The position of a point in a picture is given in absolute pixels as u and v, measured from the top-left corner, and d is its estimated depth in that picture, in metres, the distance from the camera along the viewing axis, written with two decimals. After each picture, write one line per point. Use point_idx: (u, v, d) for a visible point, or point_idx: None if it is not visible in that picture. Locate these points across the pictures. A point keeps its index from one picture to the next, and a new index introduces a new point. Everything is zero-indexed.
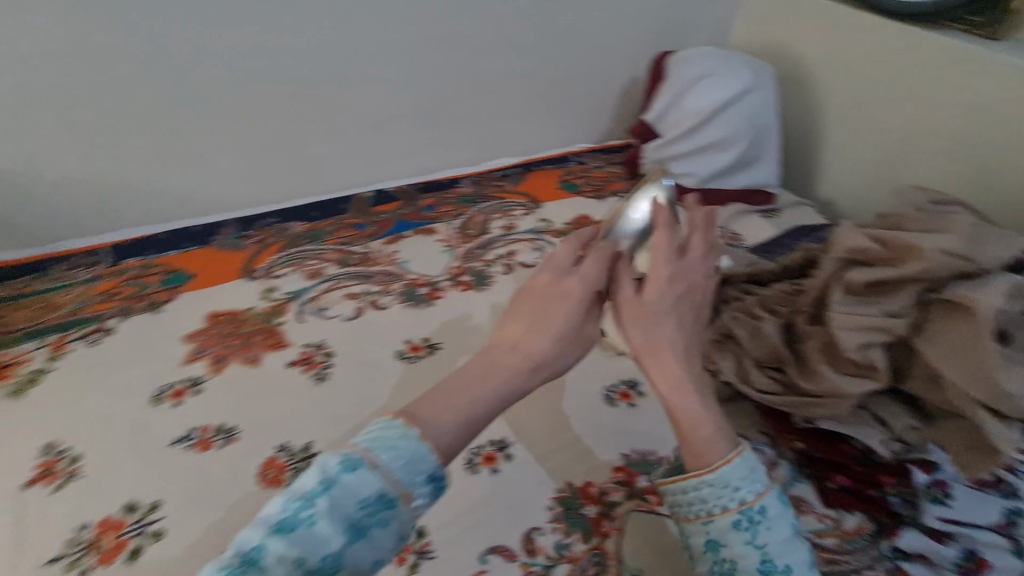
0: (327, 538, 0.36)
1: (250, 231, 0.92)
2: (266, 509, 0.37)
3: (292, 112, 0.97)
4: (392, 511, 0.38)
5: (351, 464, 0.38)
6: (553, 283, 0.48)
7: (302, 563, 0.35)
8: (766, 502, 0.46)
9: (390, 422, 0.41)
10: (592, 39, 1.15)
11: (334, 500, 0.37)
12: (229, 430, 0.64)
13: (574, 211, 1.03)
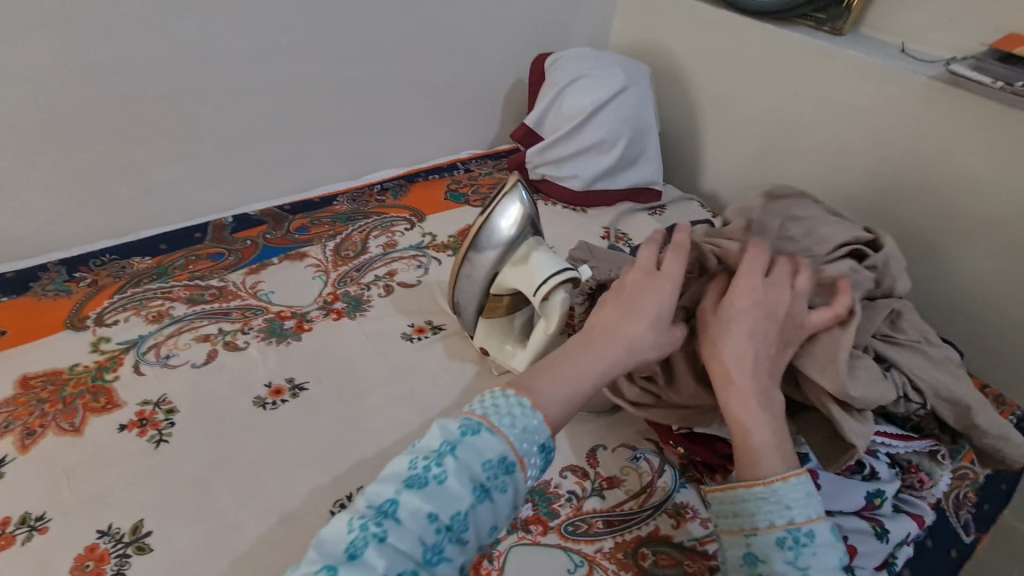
0: (458, 494, 0.40)
1: (80, 272, 0.80)
2: (400, 466, 0.42)
3: (125, 133, 0.85)
4: (511, 473, 0.42)
5: (472, 427, 0.43)
6: (644, 281, 0.52)
7: (437, 518, 0.39)
8: (815, 527, 0.45)
9: (505, 393, 0.45)
10: (467, 42, 1.10)
11: (462, 459, 0.41)
12: (37, 519, 0.54)
13: (460, 222, 0.99)
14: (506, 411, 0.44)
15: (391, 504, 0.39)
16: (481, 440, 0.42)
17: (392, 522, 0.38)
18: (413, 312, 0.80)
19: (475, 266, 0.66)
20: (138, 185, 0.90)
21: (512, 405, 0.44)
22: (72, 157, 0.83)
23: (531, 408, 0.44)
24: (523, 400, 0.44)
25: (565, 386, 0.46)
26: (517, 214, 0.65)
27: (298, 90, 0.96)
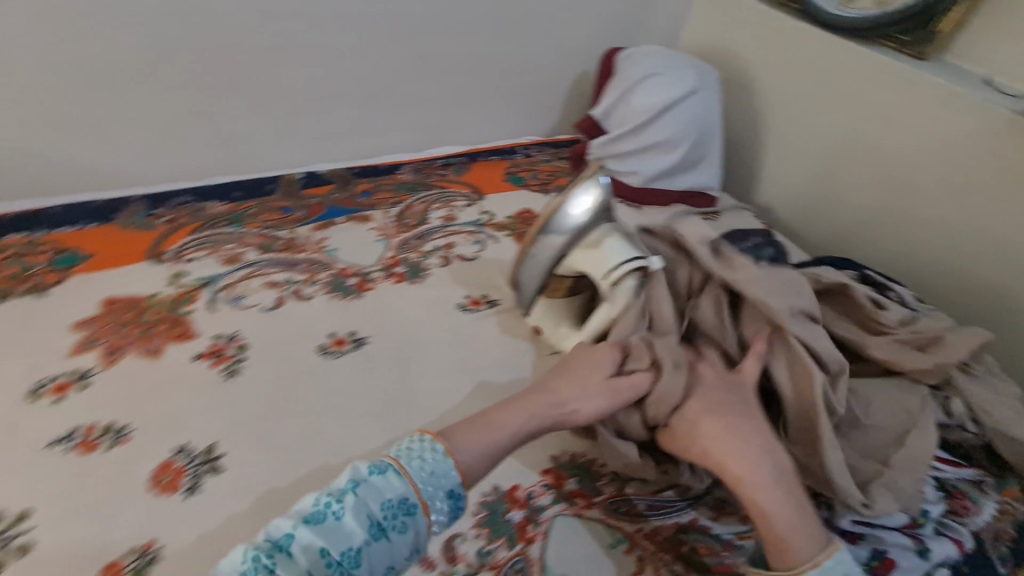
0: (354, 530, 0.44)
1: (160, 209, 0.83)
2: (303, 505, 0.46)
3: (215, 81, 0.89)
4: (411, 514, 0.46)
5: (380, 467, 0.47)
6: (591, 353, 0.60)
7: (327, 552, 0.43)
8: None
9: (421, 438, 0.50)
10: (540, 28, 1.11)
11: (363, 497, 0.45)
12: (120, 429, 0.57)
13: (517, 205, 1.01)
14: (418, 455, 0.49)
15: (287, 538, 0.43)
16: (387, 480, 0.47)
17: (284, 553, 0.42)
18: (470, 285, 0.82)
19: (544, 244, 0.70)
20: (216, 134, 0.93)
21: (424, 448, 0.49)
22: (161, 100, 0.87)
23: (444, 454, 0.49)
24: (437, 445, 0.49)
25: (485, 435, 0.52)
26: (591, 199, 0.70)
27: (375, 58, 0.99)
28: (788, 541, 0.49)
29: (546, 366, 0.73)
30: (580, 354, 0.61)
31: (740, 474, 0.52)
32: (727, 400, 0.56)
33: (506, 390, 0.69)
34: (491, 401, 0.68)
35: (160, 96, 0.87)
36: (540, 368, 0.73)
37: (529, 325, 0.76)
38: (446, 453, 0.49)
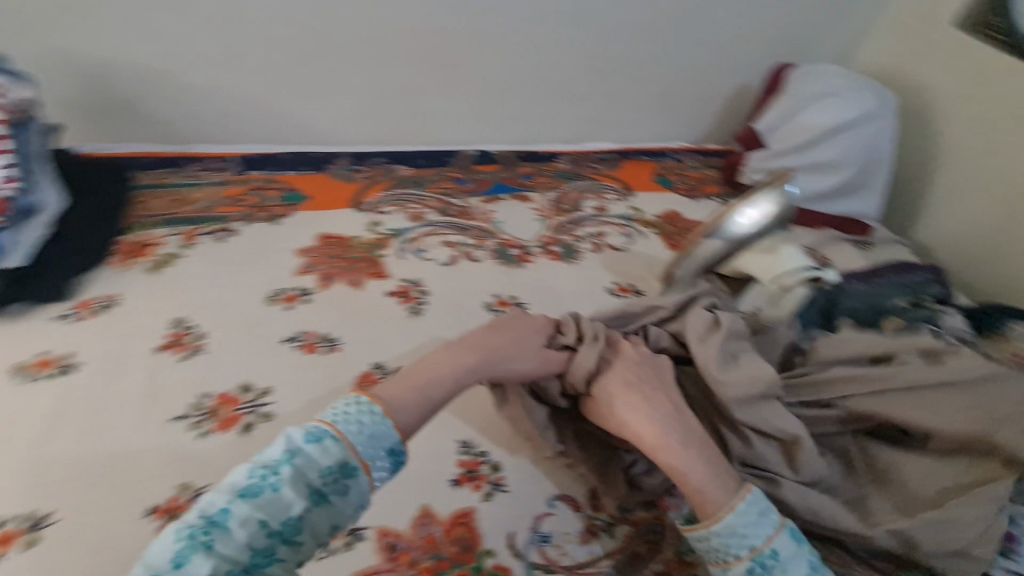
0: (291, 502, 0.41)
1: (360, 166, 0.97)
2: (233, 477, 0.42)
3: (419, 61, 0.98)
4: (353, 477, 0.44)
5: (316, 434, 0.44)
6: (512, 321, 0.60)
7: (265, 525, 0.41)
8: (777, 546, 0.45)
9: (357, 399, 0.47)
10: (715, 37, 1.11)
11: (299, 469, 0.42)
12: (333, 339, 0.69)
13: (665, 206, 1.04)
14: (354, 418, 0.46)
15: (221, 514, 0.40)
16: (324, 449, 0.43)
17: (219, 531, 0.40)
18: (619, 273, 0.88)
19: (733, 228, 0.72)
20: (407, 109, 1.03)
21: (359, 410, 0.46)
22: (369, 72, 0.97)
23: (381, 415, 0.47)
24: (374, 407, 0.47)
25: (416, 387, 0.51)
26: (786, 204, 0.73)
27: (555, 54, 1.05)
28: (696, 499, 0.48)
29: None
30: (513, 322, 0.59)
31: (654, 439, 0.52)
32: (645, 377, 0.56)
33: None
34: None
35: (367, 67, 0.96)
36: None
37: None
38: (383, 412, 0.47)
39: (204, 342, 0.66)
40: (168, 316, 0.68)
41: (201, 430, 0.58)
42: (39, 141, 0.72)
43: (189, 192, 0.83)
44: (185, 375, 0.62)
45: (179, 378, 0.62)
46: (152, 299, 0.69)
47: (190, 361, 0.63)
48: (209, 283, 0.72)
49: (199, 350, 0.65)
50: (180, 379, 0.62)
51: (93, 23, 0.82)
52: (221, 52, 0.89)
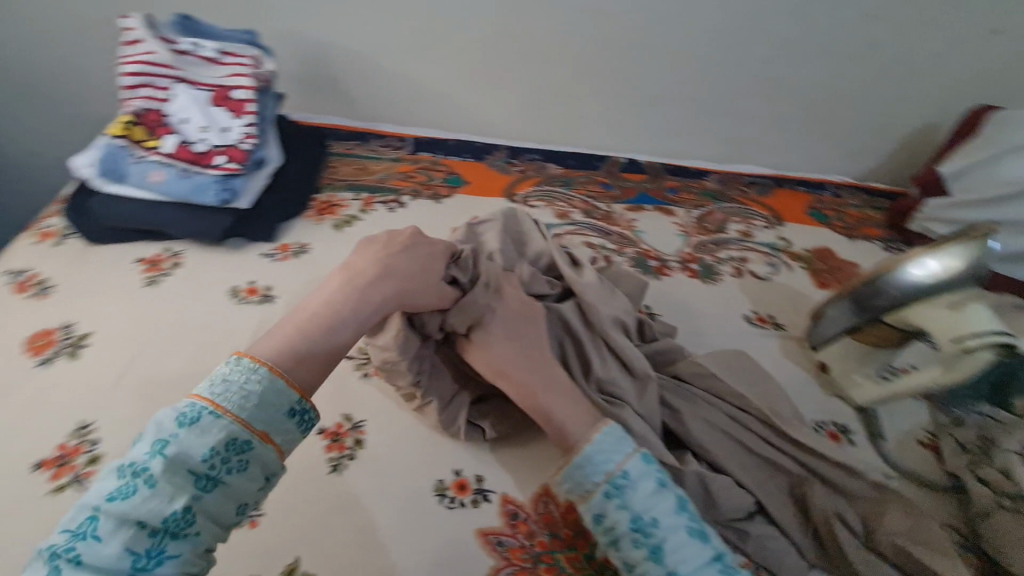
0: (171, 493, 0.39)
1: (516, 159, 1.04)
2: (102, 487, 0.39)
3: (587, 67, 1.01)
4: (248, 451, 0.43)
5: (192, 413, 0.42)
6: (382, 246, 0.58)
7: (145, 524, 0.38)
8: (628, 466, 0.49)
9: (237, 361, 0.46)
10: (913, 71, 1.01)
11: (180, 455, 0.40)
12: None
13: (818, 241, 0.98)
14: (238, 387, 0.44)
15: (90, 524, 0.38)
16: (202, 429, 0.42)
17: (89, 541, 0.37)
18: (759, 302, 0.85)
19: (915, 279, 0.63)
20: (565, 111, 1.08)
21: (236, 373, 0.45)
22: (536, 73, 1.02)
23: (269, 376, 0.45)
24: (259, 369, 0.45)
25: (317, 339, 0.49)
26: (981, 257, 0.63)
27: (724, 73, 1.02)
28: (570, 432, 0.53)
29: (825, 405, 0.72)
30: (371, 246, 0.58)
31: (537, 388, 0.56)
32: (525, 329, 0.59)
33: None
34: None
35: (536, 68, 1.01)
36: (817, 403, 0.72)
37: (815, 359, 0.76)
38: (271, 374, 0.46)
39: None
40: None
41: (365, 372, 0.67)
42: (274, 108, 0.86)
43: (372, 164, 0.96)
44: None
45: None
46: (335, 251, 0.79)
47: None
48: None
49: None
50: None
51: (315, 10, 0.94)
52: (414, 43, 0.98)
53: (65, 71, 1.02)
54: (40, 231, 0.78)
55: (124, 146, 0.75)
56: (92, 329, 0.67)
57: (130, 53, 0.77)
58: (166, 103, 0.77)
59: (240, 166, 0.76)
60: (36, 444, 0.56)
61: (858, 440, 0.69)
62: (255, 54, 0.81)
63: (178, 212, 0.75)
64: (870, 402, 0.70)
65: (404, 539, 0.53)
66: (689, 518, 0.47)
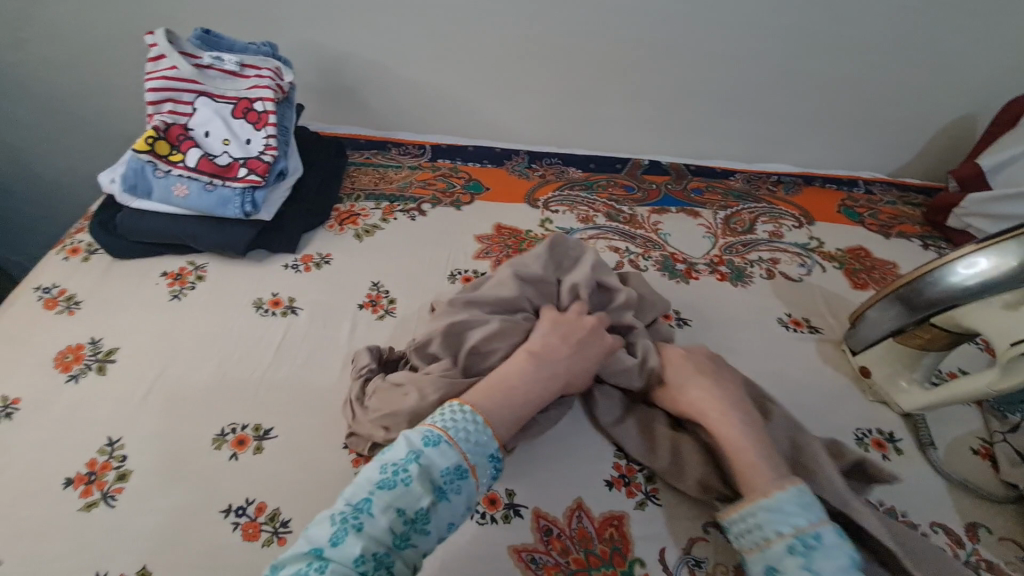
0: (421, 493, 0.44)
1: (536, 164, 1.03)
2: (368, 474, 0.45)
3: (605, 69, 0.99)
4: (466, 480, 0.46)
5: (433, 437, 0.47)
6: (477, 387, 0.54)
7: (403, 512, 0.43)
8: (821, 530, 0.45)
9: (460, 407, 0.50)
10: (949, 62, 0.97)
11: (427, 465, 0.45)
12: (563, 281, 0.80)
13: (852, 239, 0.94)
14: (464, 426, 0.48)
15: (364, 502, 0.43)
16: (443, 451, 0.46)
17: (365, 514, 0.42)
18: (792, 304, 0.82)
19: (963, 279, 0.59)
20: (583, 115, 1.06)
21: (462, 416, 0.49)
22: (555, 76, 1.01)
23: (485, 423, 0.49)
24: (478, 416, 0.49)
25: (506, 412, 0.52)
26: None
27: (750, 70, 0.99)
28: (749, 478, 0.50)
29: (868, 410, 0.69)
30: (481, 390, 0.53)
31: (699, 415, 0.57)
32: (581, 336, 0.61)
33: (821, 416, 0.68)
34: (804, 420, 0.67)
35: (556, 71, 1.00)
36: (860, 410, 0.69)
37: (857, 363, 0.73)
38: (485, 423, 0.49)
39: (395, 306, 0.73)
40: (368, 279, 0.77)
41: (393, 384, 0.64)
42: (295, 119, 0.86)
43: (392, 173, 0.96)
44: (380, 332, 0.70)
45: (375, 333, 0.70)
46: (357, 260, 0.79)
47: (384, 321, 0.71)
48: (401, 253, 0.81)
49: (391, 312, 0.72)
50: (375, 333, 0.70)
51: (333, 20, 0.94)
52: (430, 52, 0.98)
53: (91, 89, 1.03)
54: (68, 247, 0.79)
55: (148, 161, 0.75)
56: (117, 345, 0.67)
57: (153, 69, 0.77)
58: (190, 117, 0.78)
59: (262, 178, 0.75)
60: (65, 462, 0.56)
61: (905, 448, 0.65)
62: (275, 66, 0.81)
63: (203, 225, 0.75)
64: (916, 409, 0.67)
65: (435, 556, 0.51)
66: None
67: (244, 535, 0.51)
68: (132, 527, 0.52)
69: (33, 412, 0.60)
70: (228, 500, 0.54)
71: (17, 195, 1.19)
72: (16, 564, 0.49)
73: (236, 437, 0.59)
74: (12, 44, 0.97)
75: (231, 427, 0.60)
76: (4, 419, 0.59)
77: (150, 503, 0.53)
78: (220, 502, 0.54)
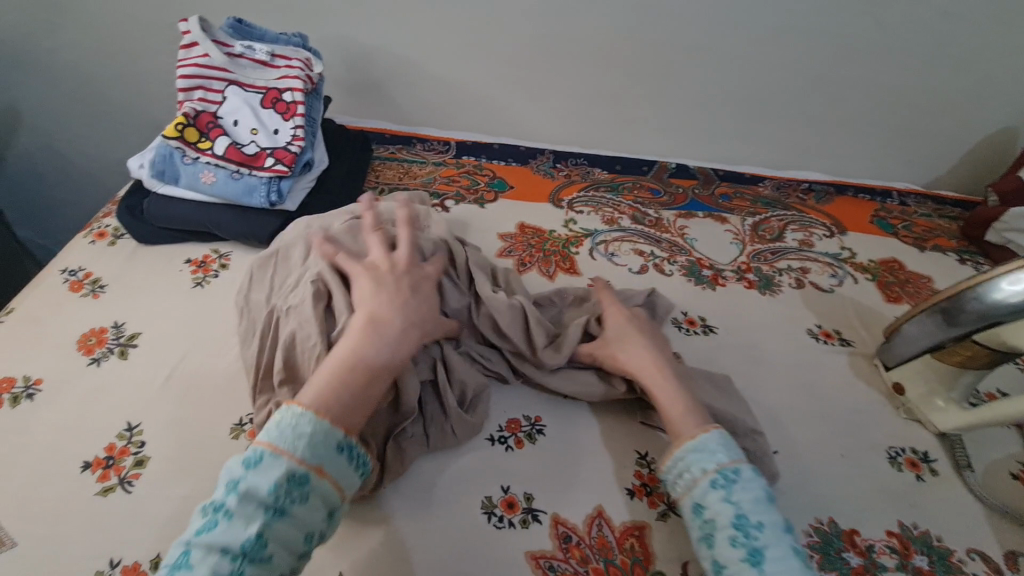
0: (246, 520, 0.40)
1: (561, 164, 1.02)
2: (191, 525, 0.42)
3: (632, 70, 0.98)
4: (306, 484, 0.43)
5: (254, 458, 0.43)
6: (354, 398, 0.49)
7: (228, 550, 0.39)
8: (741, 467, 0.50)
9: (287, 410, 0.46)
10: (991, 72, 0.93)
11: (249, 490, 0.42)
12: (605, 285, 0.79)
13: (884, 250, 0.92)
14: (294, 428, 0.45)
15: (184, 556, 0.40)
16: (264, 468, 0.43)
17: (184, 569, 0.39)
18: (822, 315, 0.79)
19: (1005, 296, 0.57)
20: (608, 116, 1.05)
21: (291, 422, 0.45)
22: (582, 76, 0.99)
23: (316, 418, 0.46)
24: (307, 412, 0.46)
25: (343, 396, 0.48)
26: None
27: (783, 75, 0.97)
28: (679, 426, 0.54)
29: (900, 429, 0.67)
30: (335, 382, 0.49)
31: (629, 358, 0.61)
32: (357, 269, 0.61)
33: (853, 433, 0.65)
34: (834, 435, 0.65)
35: (585, 71, 0.99)
36: (892, 428, 0.66)
37: (890, 380, 0.70)
38: (316, 415, 0.46)
39: None
40: None
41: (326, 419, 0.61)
42: (324, 110, 0.85)
43: (416, 168, 0.96)
44: None
45: None
46: None
47: None
48: None
49: None
50: None
51: (361, 14, 0.94)
52: (457, 49, 0.97)
53: (123, 76, 1.05)
54: (95, 231, 0.79)
55: (177, 147, 0.76)
56: (140, 329, 0.67)
57: (185, 57, 0.78)
58: (220, 106, 0.78)
59: (288, 168, 0.75)
60: (85, 445, 0.56)
61: (941, 469, 0.63)
62: (304, 57, 0.81)
63: (228, 213, 0.75)
64: (952, 429, 0.64)
65: (451, 557, 0.50)
66: (795, 541, 0.46)
67: None
68: (142, 513, 0.51)
69: (54, 395, 0.60)
70: None
71: (47, 179, 1.21)
72: (34, 541, 0.49)
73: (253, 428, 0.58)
74: (47, 30, 0.98)
75: (249, 418, 0.59)
76: (26, 401, 0.59)
77: (168, 490, 0.53)
78: None
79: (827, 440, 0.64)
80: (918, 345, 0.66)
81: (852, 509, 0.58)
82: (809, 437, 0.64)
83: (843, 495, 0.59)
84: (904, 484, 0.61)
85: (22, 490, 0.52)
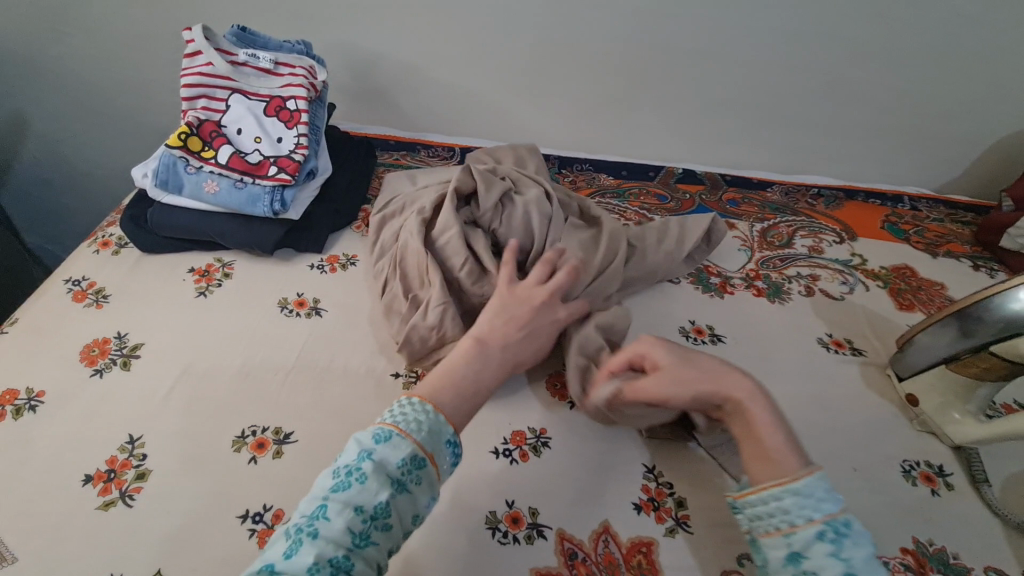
0: (378, 487, 0.41)
1: (566, 170, 1.04)
2: (321, 484, 0.42)
3: (638, 75, 0.97)
4: (424, 469, 0.44)
5: (384, 435, 0.44)
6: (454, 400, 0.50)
7: (362, 510, 0.40)
8: (850, 517, 0.43)
9: (411, 400, 0.48)
10: (1005, 77, 0.92)
11: (381, 461, 0.43)
12: None
13: (895, 256, 0.90)
14: (418, 418, 0.46)
15: (320, 509, 0.41)
16: (395, 443, 0.44)
17: (321, 520, 0.40)
18: (833, 324, 0.78)
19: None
20: (614, 121, 1.05)
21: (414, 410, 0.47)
22: (588, 82, 0.99)
23: (434, 412, 0.47)
24: (428, 406, 0.47)
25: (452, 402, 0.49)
26: None
27: (791, 79, 0.95)
28: (779, 462, 0.46)
29: (914, 441, 0.65)
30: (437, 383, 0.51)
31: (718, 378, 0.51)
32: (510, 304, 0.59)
33: (865, 446, 0.64)
34: (845, 448, 0.63)
35: (590, 76, 0.98)
36: (905, 441, 0.65)
37: (903, 391, 0.69)
38: (435, 409, 0.47)
39: (320, 305, 0.72)
40: (278, 295, 0.73)
41: (280, 435, 0.58)
42: (327, 118, 0.85)
43: None
44: (300, 327, 0.69)
45: (298, 328, 0.69)
46: (282, 279, 0.75)
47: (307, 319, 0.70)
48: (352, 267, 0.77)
49: (316, 310, 0.71)
50: (294, 328, 0.69)
51: (365, 21, 0.94)
52: (461, 56, 0.97)
53: (130, 85, 1.05)
54: (100, 240, 0.79)
55: (180, 157, 0.75)
56: (143, 340, 0.66)
57: (189, 66, 0.78)
58: (223, 114, 0.78)
59: (291, 177, 0.74)
60: (86, 457, 0.55)
61: (956, 484, 0.61)
62: (308, 65, 0.81)
63: (231, 222, 0.75)
64: (968, 443, 0.62)
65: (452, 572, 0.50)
66: None
67: (258, 542, 0.50)
68: (143, 529, 0.51)
69: (55, 407, 0.59)
70: (245, 505, 0.53)
71: (55, 186, 1.21)
72: (31, 558, 0.49)
73: (256, 440, 0.57)
74: (54, 39, 0.99)
75: (252, 429, 0.58)
76: (28, 412, 0.59)
77: (169, 505, 0.52)
78: (238, 507, 0.52)
79: (838, 453, 0.63)
80: (933, 355, 0.65)
81: (865, 525, 0.57)
82: (818, 449, 0.63)
83: (856, 510, 0.58)
84: (917, 498, 0.60)
85: (25, 503, 0.52)
